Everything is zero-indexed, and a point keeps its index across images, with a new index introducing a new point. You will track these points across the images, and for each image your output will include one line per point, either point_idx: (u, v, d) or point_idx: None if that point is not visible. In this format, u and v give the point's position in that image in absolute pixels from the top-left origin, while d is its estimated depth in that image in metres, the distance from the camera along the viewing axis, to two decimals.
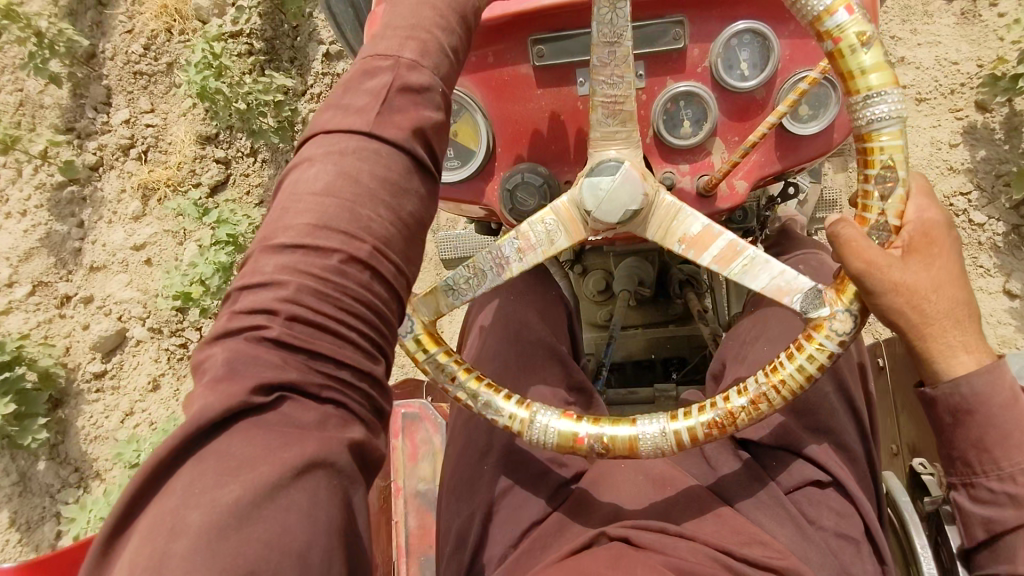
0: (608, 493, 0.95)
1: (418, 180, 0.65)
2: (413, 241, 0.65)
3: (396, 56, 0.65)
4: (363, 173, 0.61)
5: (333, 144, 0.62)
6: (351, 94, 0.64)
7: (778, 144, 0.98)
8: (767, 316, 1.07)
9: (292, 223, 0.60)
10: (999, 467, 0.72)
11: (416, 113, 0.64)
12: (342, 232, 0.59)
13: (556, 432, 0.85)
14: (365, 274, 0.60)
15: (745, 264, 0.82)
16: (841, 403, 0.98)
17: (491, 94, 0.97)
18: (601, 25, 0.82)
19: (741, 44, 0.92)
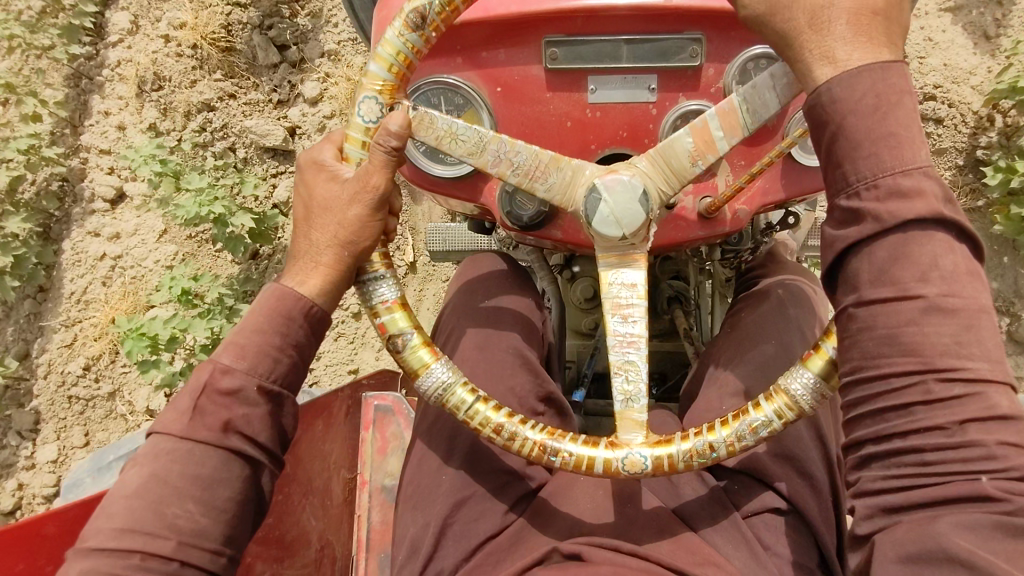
0: (569, 508, 0.93)
1: (239, 465, 0.77)
2: (234, 520, 0.76)
3: (212, 362, 0.79)
4: (173, 474, 0.74)
5: (154, 450, 0.76)
6: (177, 400, 0.78)
7: (785, 173, 0.97)
8: (745, 338, 1.04)
9: (103, 527, 0.72)
10: (847, 184, 0.65)
11: (226, 414, 0.76)
12: (146, 533, 0.71)
13: (819, 376, 0.78)
14: (171, 563, 0.71)
15: (737, 113, 0.80)
16: (810, 433, 0.96)
17: (498, 92, 0.95)
18: (467, 141, 0.85)
19: (758, 70, 0.90)
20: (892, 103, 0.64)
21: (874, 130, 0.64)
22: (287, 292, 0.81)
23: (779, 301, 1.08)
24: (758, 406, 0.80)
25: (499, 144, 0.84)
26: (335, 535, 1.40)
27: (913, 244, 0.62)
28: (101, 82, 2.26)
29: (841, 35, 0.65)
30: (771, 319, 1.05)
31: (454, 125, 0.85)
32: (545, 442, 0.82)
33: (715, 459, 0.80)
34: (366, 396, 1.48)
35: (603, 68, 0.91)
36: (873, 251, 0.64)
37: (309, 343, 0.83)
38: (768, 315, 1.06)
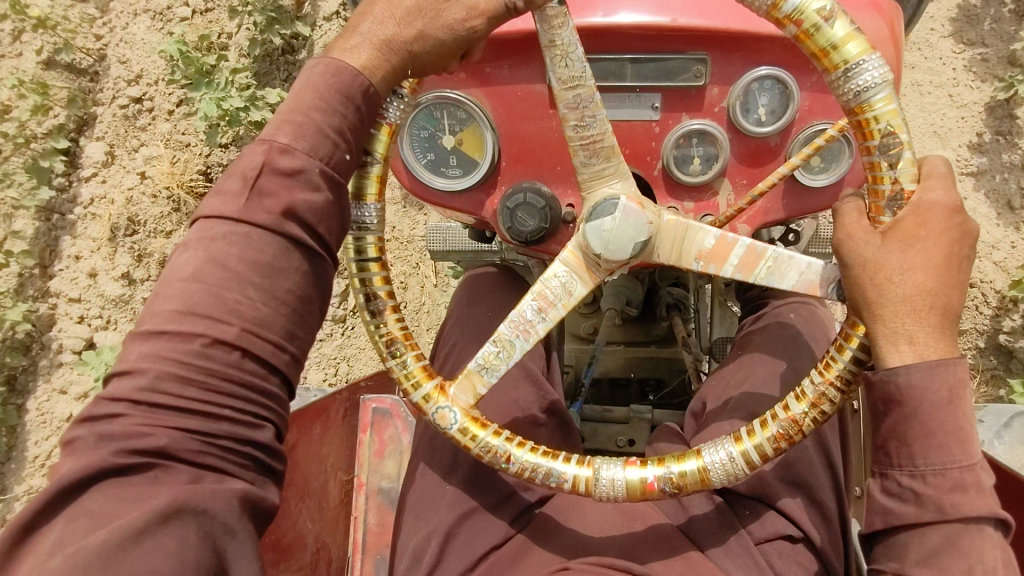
0: (578, 525, 0.94)
1: (299, 257, 0.71)
2: (294, 316, 0.71)
3: (269, 141, 0.71)
4: (232, 258, 0.68)
5: (206, 230, 0.69)
6: (230, 178, 0.71)
7: (787, 194, 0.96)
8: (752, 365, 1.05)
9: (159, 310, 0.66)
10: (913, 463, 0.67)
11: (287, 196, 0.69)
12: (207, 317, 0.66)
13: (625, 482, 0.81)
14: (234, 354, 0.66)
15: (768, 265, 0.81)
16: (819, 458, 0.96)
17: (501, 108, 0.95)
18: (558, 73, 0.79)
19: (761, 90, 0.90)
20: (961, 397, 0.66)
21: (949, 423, 0.66)
22: (344, 68, 0.73)
23: (784, 324, 1.08)
24: (574, 460, 0.83)
25: (588, 95, 0.79)
26: (331, 536, 1.40)
27: (965, 533, 0.65)
28: (73, 221, 2.28)
29: (930, 325, 0.66)
30: (778, 341, 1.06)
31: (572, 45, 0.77)
32: (399, 340, 0.87)
33: (500, 468, 0.85)
34: (364, 398, 1.49)
35: (607, 85, 0.91)
36: (926, 531, 0.66)
37: (362, 124, 0.75)
38: (777, 339, 1.07)
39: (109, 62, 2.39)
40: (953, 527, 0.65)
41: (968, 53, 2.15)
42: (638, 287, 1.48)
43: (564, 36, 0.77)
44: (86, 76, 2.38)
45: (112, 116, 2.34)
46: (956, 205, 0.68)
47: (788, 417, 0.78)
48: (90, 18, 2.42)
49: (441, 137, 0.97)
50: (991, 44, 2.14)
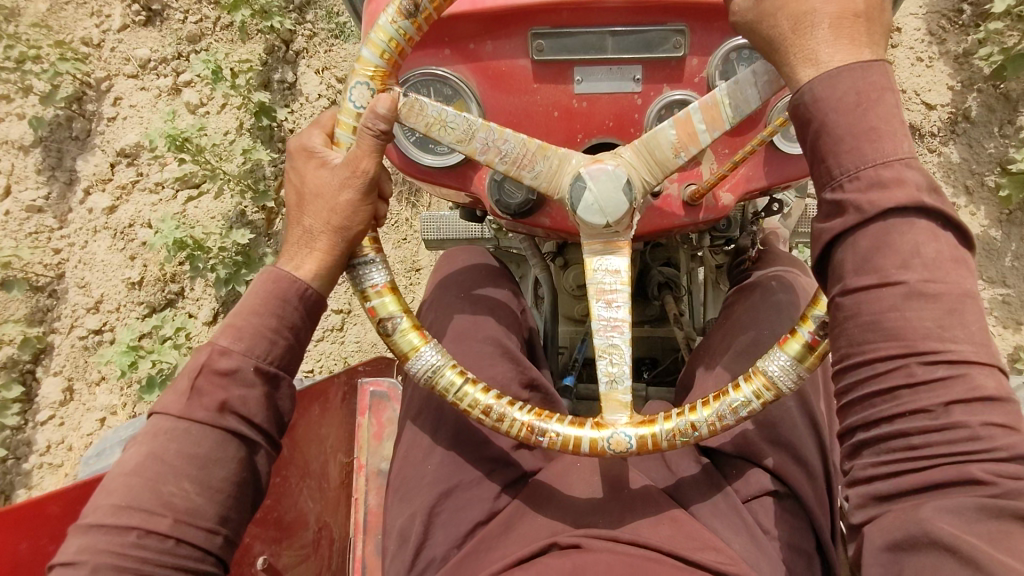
0: (564, 488, 0.95)
1: (236, 447, 0.77)
2: (229, 499, 0.77)
3: (212, 343, 0.80)
4: (169, 452, 0.75)
5: (153, 428, 0.77)
6: (176, 379, 0.80)
7: (767, 161, 0.99)
8: (733, 330, 1.08)
9: (101, 504, 0.73)
10: (832, 178, 0.69)
11: (223, 393, 0.77)
12: (144, 510, 0.72)
13: (794, 359, 0.80)
14: (167, 542, 0.72)
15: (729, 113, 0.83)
16: (802, 416, 0.98)
17: (487, 83, 0.97)
18: (452, 134, 0.86)
19: (740, 60, 0.92)
20: (872, 100, 0.67)
21: (856, 126, 0.67)
22: (282, 274, 0.82)
23: (766, 291, 1.11)
24: (731, 390, 0.82)
25: (488, 132, 0.85)
26: (332, 517, 1.42)
27: (896, 232, 0.65)
28: (28, 471, 2.20)
29: (823, 38, 0.69)
30: (762, 309, 1.08)
31: (443, 114, 0.85)
32: (533, 422, 0.84)
33: (698, 438, 0.83)
34: (361, 382, 1.51)
35: (589, 59, 0.93)
36: (857, 241, 0.67)
37: (305, 325, 0.83)
38: (761, 307, 1.09)
39: (68, 285, 2.33)
40: (878, 231, 0.66)
41: (989, 291, 2.08)
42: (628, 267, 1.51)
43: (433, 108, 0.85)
44: (44, 292, 2.32)
45: (71, 346, 2.29)
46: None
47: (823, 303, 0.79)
48: (49, 231, 2.35)
49: None
50: (1013, 282, 2.07)
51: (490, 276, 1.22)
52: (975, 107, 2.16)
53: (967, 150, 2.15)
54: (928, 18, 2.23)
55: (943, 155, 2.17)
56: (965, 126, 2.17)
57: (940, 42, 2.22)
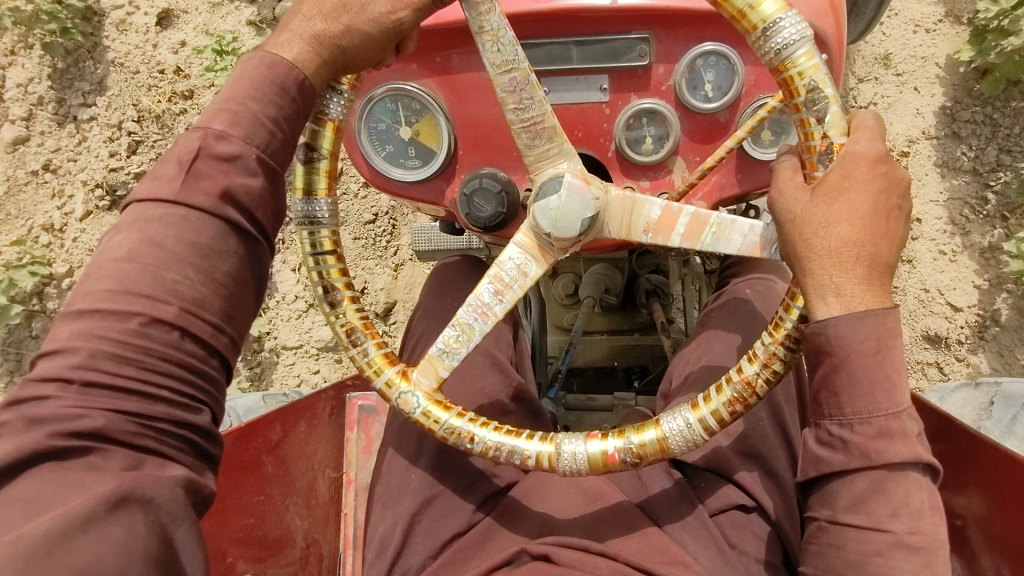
0: (542, 506, 0.94)
1: (237, 241, 0.72)
2: (232, 297, 0.72)
3: (205, 128, 0.72)
4: (169, 239, 0.68)
5: (141, 213, 0.69)
6: (163, 166, 0.72)
7: (739, 167, 0.97)
8: (710, 343, 1.07)
9: (91, 289, 0.67)
10: (841, 412, 0.67)
11: (227, 180, 0.71)
12: (144, 296, 0.66)
13: (696, 426, 0.79)
14: (172, 334, 0.67)
15: (715, 231, 0.82)
16: (773, 429, 0.96)
17: (453, 96, 0.97)
18: (493, 59, 0.81)
19: (707, 66, 0.91)
20: (890, 347, 0.66)
21: (873, 373, 0.66)
22: (278, 60, 0.75)
23: (740, 301, 1.10)
24: (533, 437, 0.84)
25: (524, 78, 0.82)
26: (322, 534, 1.42)
27: (892, 482, 0.66)
28: None
29: (859, 278, 0.66)
30: (731, 319, 1.08)
31: (502, 29, 0.80)
32: (431, 408, 0.86)
33: (570, 468, 0.83)
34: (350, 396, 1.52)
35: (554, 70, 0.93)
36: (855, 479, 0.67)
37: (299, 120, 0.77)
38: (730, 319, 1.08)
39: None
40: (876, 477, 0.66)
41: None
42: (617, 274, 1.50)
43: (494, 21, 0.79)
44: None
45: None
46: (881, 155, 0.68)
47: (742, 379, 0.78)
48: None
49: (398, 128, 0.99)
50: None
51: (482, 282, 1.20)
52: (1005, 311, 1.87)
53: (1000, 360, 1.86)
54: (950, 207, 1.94)
55: (972, 366, 1.87)
56: (996, 330, 1.88)
57: (962, 232, 1.93)
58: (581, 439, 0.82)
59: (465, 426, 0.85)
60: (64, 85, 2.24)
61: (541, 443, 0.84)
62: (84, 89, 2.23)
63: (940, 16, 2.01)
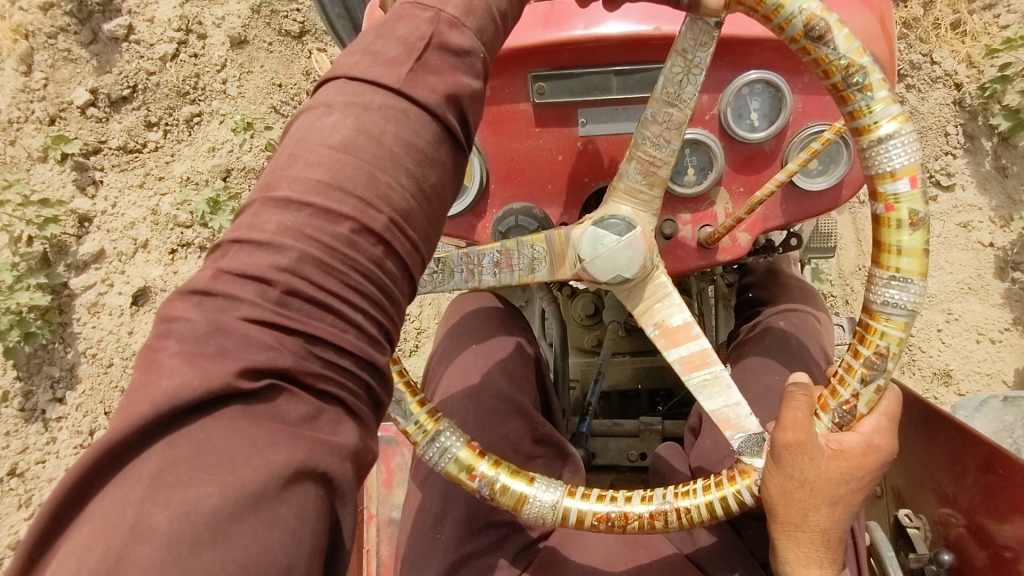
0: (580, 556, 0.93)
1: (447, 152, 0.55)
2: (433, 216, 0.56)
3: (436, 10, 0.56)
4: (386, 135, 0.52)
5: (354, 95, 0.53)
6: (382, 41, 0.55)
7: (785, 199, 0.93)
8: (745, 376, 1.03)
9: (300, 176, 0.51)
10: None
11: (450, 79, 0.55)
12: (357, 197, 0.50)
13: (552, 506, 0.78)
14: (377, 249, 0.52)
15: (708, 377, 0.78)
16: None
17: (488, 129, 0.92)
18: (668, 83, 0.77)
19: (753, 94, 0.87)
20: None
21: None
22: None
23: (781, 333, 1.08)
24: (426, 411, 0.81)
25: (677, 118, 0.78)
26: None
27: None
28: None
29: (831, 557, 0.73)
30: (772, 348, 1.06)
31: (698, 68, 0.76)
32: None
33: (419, 446, 0.80)
34: None
35: (593, 100, 0.88)
36: None
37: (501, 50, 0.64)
38: (771, 348, 1.06)
39: None
40: None
41: None
42: None
43: (699, 57, 0.75)
44: None
45: None
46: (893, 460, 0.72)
47: (623, 509, 0.77)
48: None
49: None
50: None
51: (500, 324, 1.14)
52: None
53: None
54: None
55: None
56: None
57: None
58: (460, 442, 0.79)
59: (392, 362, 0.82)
60: (31, 371, 2.07)
61: (428, 418, 0.80)
62: (53, 376, 2.06)
63: (1006, 324, 1.90)
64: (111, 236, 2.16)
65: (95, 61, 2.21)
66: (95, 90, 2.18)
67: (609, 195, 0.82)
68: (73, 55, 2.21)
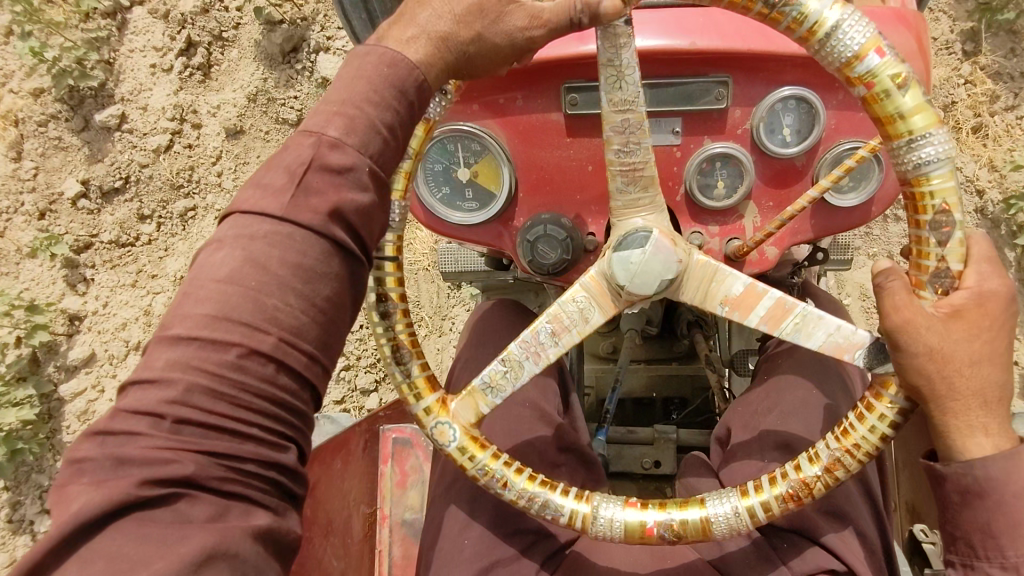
0: (606, 560, 0.94)
1: (339, 262, 0.63)
2: (329, 324, 0.63)
3: (319, 133, 0.62)
4: (273, 261, 0.59)
5: (244, 230, 0.61)
6: (271, 174, 0.62)
7: (815, 214, 0.93)
8: (777, 391, 1.03)
9: (191, 313, 0.58)
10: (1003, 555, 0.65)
11: (336, 195, 0.61)
12: (244, 324, 0.58)
13: (734, 514, 0.78)
14: (268, 367, 0.58)
15: (796, 321, 0.78)
16: (858, 491, 0.94)
17: (517, 138, 0.92)
18: (609, 94, 0.77)
19: (786, 110, 0.87)
20: None
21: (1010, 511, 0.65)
22: (399, 58, 0.65)
23: (813, 344, 1.08)
24: (568, 494, 0.81)
25: (637, 123, 0.77)
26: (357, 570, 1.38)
27: None
28: None
29: (980, 431, 0.66)
30: (805, 362, 1.05)
31: (629, 67, 0.75)
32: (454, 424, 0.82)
33: (591, 530, 0.81)
34: (384, 429, 1.48)
35: None
36: None
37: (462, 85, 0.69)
38: (806, 358, 1.06)
39: None
40: None
41: None
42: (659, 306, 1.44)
43: (624, 58, 0.75)
44: None
45: None
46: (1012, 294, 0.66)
47: (799, 478, 0.76)
48: None
49: (456, 169, 0.95)
50: None
51: None
52: None
53: None
54: None
55: None
56: None
57: None
58: (618, 507, 0.80)
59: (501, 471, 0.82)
60: (20, 481, 2.07)
61: (577, 500, 0.81)
62: (41, 484, 2.07)
63: None
64: (102, 337, 2.15)
65: (87, 149, 2.24)
66: (85, 182, 2.21)
67: (614, 216, 0.83)
68: (65, 143, 2.25)
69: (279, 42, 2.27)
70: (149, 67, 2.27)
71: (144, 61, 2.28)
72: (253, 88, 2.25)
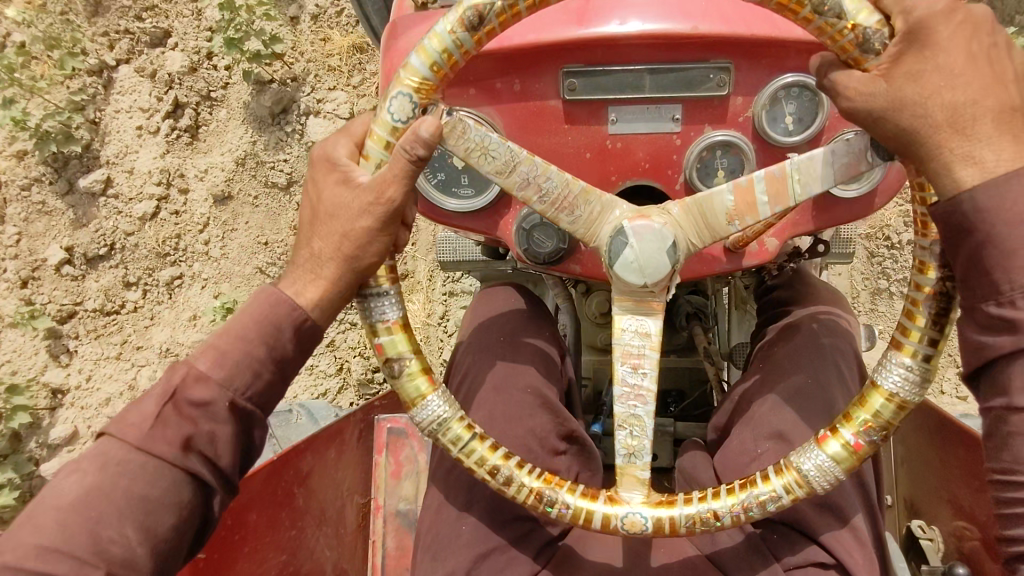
0: (594, 557, 0.94)
1: (187, 493, 0.73)
2: (167, 551, 0.73)
3: (188, 366, 0.75)
4: (119, 491, 0.70)
5: (102, 459, 0.72)
6: (137, 409, 0.74)
7: (817, 206, 0.91)
8: (775, 378, 1.02)
9: (24, 541, 0.68)
10: (1001, 293, 0.64)
11: (188, 431, 0.73)
12: (75, 556, 0.67)
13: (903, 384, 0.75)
14: None
15: (797, 178, 0.76)
16: (852, 483, 0.92)
17: (515, 123, 0.90)
18: (493, 164, 0.79)
19: (789, 98, 0.85)
20: None
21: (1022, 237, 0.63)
22: (283, 299, 0.77)
23: (812, 333, 1.06)
24: (765, 480, 0.77)
25: (530, 166, 0.78)
26: (349, 562, 1.37)
27: None
28: None
29: (979, 143, 0.64)
30: (806, 352, 1.04)
31: (485, 139, 0.78)
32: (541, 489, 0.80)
33: (817, 485, 0.76)
34: (379, 418, 1.47)
35: (625, 98, 0.87)
36: None
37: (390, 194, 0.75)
38: (804, 349, 1.04)
39: None
40: None
41: None
42: None
43: (478, 134, 0.78)
44: None
45: None
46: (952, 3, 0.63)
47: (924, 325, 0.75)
48: None
49: (452, 156, 0.92)
50: None
51: (530, 319, 1.15)
52: None
53: None
54: None
55: None
56: None
57: None
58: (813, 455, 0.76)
59: (667, 511, 0.77)
60: None
61: (769, 480, 0.77)
62: None
63: None
64: (84, 415, 2.10)
65: (71, 213, 2.20)
66: (71, 248, 2.17)
67: (581, 237, 0.80)
68: (48, 207, 2.20)
69: (268, 106, 2.23)
70: (135, 129, 2.22)
71: (131, 123, 2.22)
72: (241, 151, 2.20)
